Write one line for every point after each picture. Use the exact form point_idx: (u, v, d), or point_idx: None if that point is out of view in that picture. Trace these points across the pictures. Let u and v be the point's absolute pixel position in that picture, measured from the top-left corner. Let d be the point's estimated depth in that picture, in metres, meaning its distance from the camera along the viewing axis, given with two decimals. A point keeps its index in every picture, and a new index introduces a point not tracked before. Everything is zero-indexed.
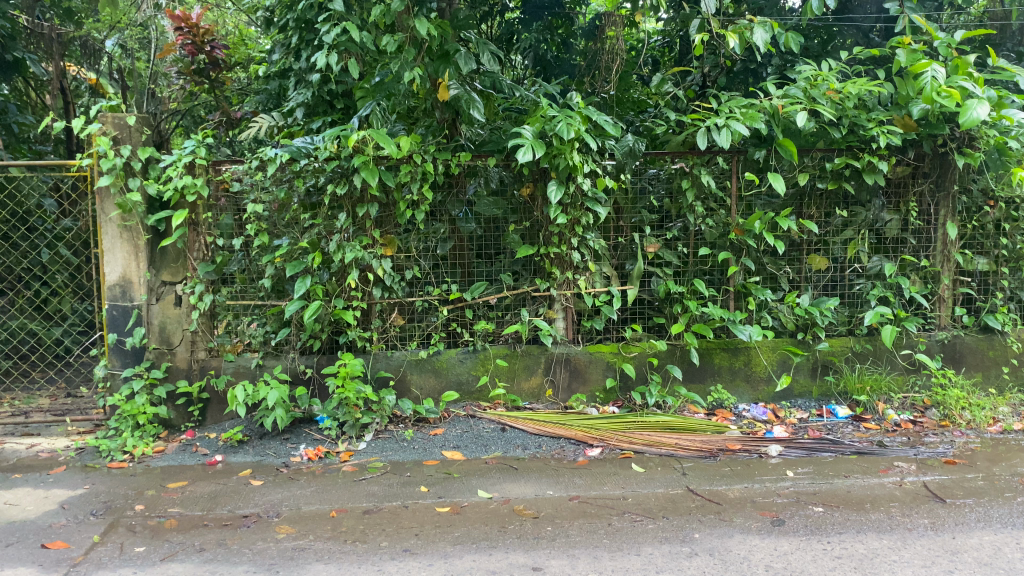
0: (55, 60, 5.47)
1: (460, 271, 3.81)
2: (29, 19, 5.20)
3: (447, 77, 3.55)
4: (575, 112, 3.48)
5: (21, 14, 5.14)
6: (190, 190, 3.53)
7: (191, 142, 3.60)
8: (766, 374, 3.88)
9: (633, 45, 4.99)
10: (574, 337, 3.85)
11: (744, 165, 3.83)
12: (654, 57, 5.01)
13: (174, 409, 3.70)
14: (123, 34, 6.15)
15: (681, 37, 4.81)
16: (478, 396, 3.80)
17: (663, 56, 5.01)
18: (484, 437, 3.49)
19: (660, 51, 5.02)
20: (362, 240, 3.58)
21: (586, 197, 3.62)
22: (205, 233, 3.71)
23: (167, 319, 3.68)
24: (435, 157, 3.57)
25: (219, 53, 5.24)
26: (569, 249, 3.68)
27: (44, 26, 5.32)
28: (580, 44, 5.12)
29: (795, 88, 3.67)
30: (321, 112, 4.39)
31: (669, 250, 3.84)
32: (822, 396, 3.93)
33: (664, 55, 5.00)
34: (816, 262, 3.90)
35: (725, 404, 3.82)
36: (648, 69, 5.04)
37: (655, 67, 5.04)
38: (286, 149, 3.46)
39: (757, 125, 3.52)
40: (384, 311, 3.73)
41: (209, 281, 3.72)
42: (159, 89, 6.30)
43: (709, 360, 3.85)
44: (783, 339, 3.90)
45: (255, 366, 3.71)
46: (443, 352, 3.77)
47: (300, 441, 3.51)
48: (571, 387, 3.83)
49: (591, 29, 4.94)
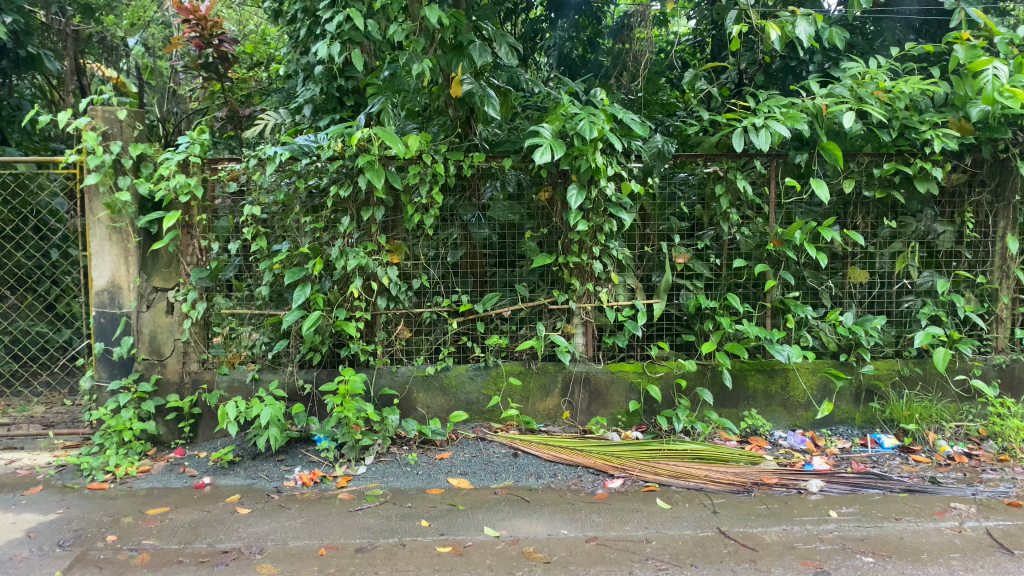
0: (71, 57, 5.25)
1: (473, 280, 3.53)
2: (46, 15, 5.01)
3: (461, 71, 3.28)
4: (599, 109, 3.20)
5: (39, 9, 4.93)
6: (183, 190, 3.28)
7: (186, 138, 3.33)
8: (806, 399, 3.55)
9: (663, 46, 4.68)
10: (594, 354, 3.54)
11: (785, 170, 3.51)
12: (682, 59, 4.66)
13: (163, 425, 3.44)
14: (145, 34, 6.05)
15: (715, 35, 4.44)
16: (490, 417, 3.51)
17: (692, 57, 4.65)
18: (494, 463, 3.19)
19: (690, 53, 4.66)
20: (367, 246, 3.31)
21: (609, 201, 3.33)
22: (200, 237, 3.46)
23: (158, 327, 3.43)
24: (447, 157, 3.28)
25: (228, 47, 4.93)
26: (590, 259, 3.38)
27: (61, 21, 5.10)
28: (607, 45, 4.81)
29: (841, 86, 3.37)
30: (330, 109, 4.09)
31: (700, 261, 3.54)
32: (866, 423, 3.58)
33: (695, 56, 4.64)
34: (855, 276, 3.57)
35: (760, 431, 3.48)
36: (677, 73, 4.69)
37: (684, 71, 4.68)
38: (286, 148, 3.19)
39: (799, 126, 3.22)
40: (390, 322, 3.46)
41: (204, 288, 3.46)
42: (180, 88, 6.06)
43: (743, 383, 3.52)
44: (825, 361, 3.56)
45: (250, 380, 3.45)
46: (452, 367, 3.48)
47: (295, 463, 3.24)
48: (591, 409, 3.52)
49: (619, 27, 4.63)
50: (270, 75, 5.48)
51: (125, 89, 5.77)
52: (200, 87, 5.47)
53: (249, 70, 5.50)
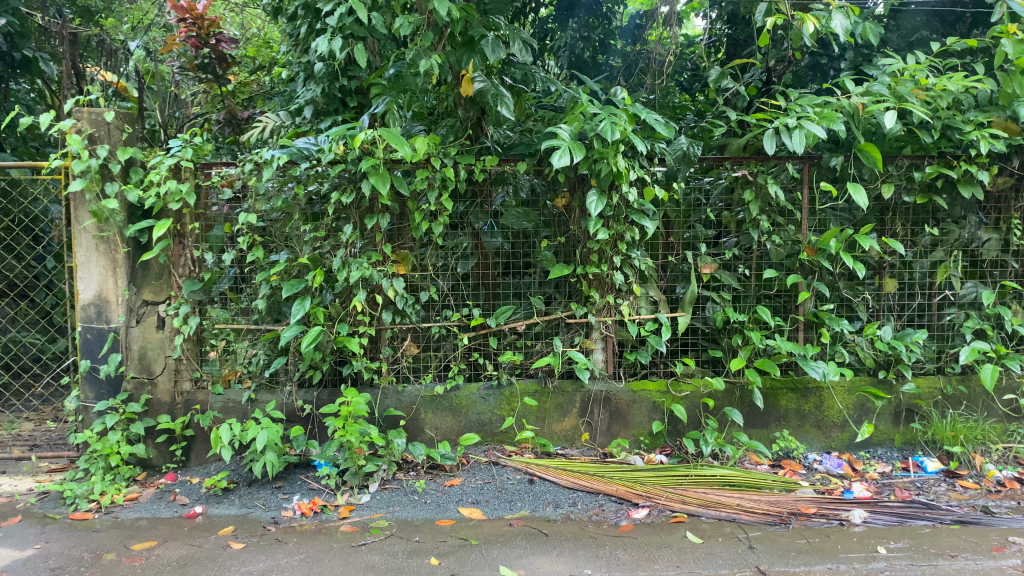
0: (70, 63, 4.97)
1: (485, 292, 3.30)
2: (43, 17, 4.79)
3: (472, 68, 3.07)
4: (620, 109, 2.98)
5: (36, 12, 4.73)
6: (174, 197, 3.07)
7: (177, 141, 3.11)
8: (842, 419, 3.30)
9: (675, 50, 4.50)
10: (615, 372, 3.31)
11: (819, 174, 3.28)
12: (694, 62, 4.38)
13: (154, 447, 3.21)
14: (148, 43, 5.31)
15: (732, 35, 4.18)
16: (503, 439, 3.28)
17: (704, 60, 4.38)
18: (508, 491, 2.95)
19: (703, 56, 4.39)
20: (371, 256, 3.09)
21: (631, 208, 3.10)
22: (192, 247, 3.24)
23: (148, 344, 3.21)
24: (457, 161, 3.07)
25: (226, 47, 4.70)
26: (610, 269, 3.16)
27: (58, 23, 4.85)
28: (620, 46, 4.59)
29: (878, 84, 3.15)
30: (332, 111, 3.87)
31: (727, 271, 3.30)
32: (906, 445, 3.34)
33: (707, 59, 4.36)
34: (883, 285, 3.35)
35: (793, 454, 3.24)
36: (688, 77, 4.41)
37: (694, 75, 4.41)
38: (285, 151, 3.01)
39: (835, 126, 3.00)
40: (395, 338, 3.22)
41: (197, 302, 3.24)
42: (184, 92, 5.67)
43: (775, 403, 3.28)
44: (862, 379, 3.32)
45: (246, 401, 3.23)
46: (463, 387, 3.25)
47: (294, 490, 3.00)
48: (611, 431, 3.29)
49: (633, 28, 4.54)
50: (271, 79, 5.25)
51: (129, 93, 5.45)
52: (198, 91, 5.25)
53: (249, 73, 5.28)
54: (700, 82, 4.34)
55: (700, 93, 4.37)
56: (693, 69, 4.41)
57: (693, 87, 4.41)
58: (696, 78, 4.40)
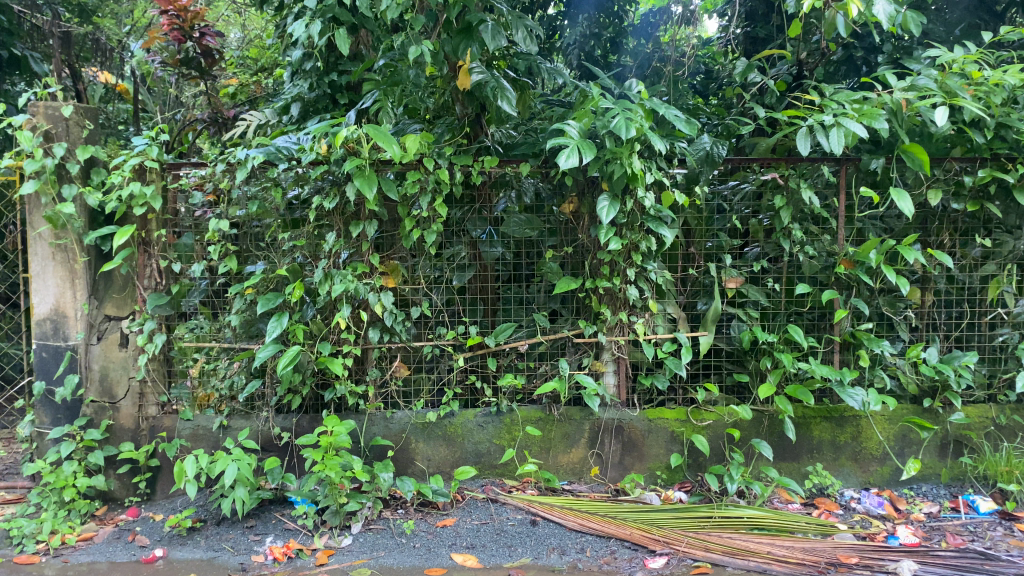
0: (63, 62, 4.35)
1: (483, 308, 2.97)
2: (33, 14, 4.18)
3: (470, 57, 2.72)
4: (635, 104, 2.66)
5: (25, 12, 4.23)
6: (138, 201, 2.75)
7: (142, 139, 2.79)
8: (881, 452, 2.95)
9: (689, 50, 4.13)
10: (628, 398, 2.97)
11: (857, 178, 2.94)
12: (704, 63, 4.03)
13: (116, 479, 2.88)
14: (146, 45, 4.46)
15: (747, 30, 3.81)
16: (503, 472, 2.95)
17: (717, 61, 4.03)
18: (507, 534, 2.61)
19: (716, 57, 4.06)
20: (357, 267, 2.77)
21: (647, 214, 2.76)
22: (158, 255, 2.89)
23: (110, 363, 2.90)
24: (452, 161, 2.75)
25: (211, 41, 4.23)
26: (624, 283, 2.82)
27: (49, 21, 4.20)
28: (633, 44, 4.27)
29: (924, 77, 2.81)
30: (322, 109, 3.56)
31: (755, 286, 2.96)
32: (954, 481, 2.97)
33: (720, 60, 4.01)
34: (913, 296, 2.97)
35: (828, 491, 2.89)
36: (701, 80, 4.08)
37: (708, 77, 4.08)
38: (262, 151, 2.67)
39: (877, 124, 2.67)
40: (383, 358, 2.89)
41: (163, 317, 2.92)
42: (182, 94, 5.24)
43: (807, 433, 2.94)
44: (904, 407, 2.97)
45: (216, 428, 2.89)
46: (458, 413, 2.92)
47: (267, 531, 2.66)
48: (624, 464, 2.95)
49: (647, 26, 4.29)
50: (272, 80, 4.83)
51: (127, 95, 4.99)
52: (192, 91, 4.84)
53: (250, 74, 4.94)
54: (716, 83, 4.00)
55: (716, 95, 4.03)
56: (707, 71, 4.08)
57: (707, 90, 4.07)
58: (710, 80, 4.06)
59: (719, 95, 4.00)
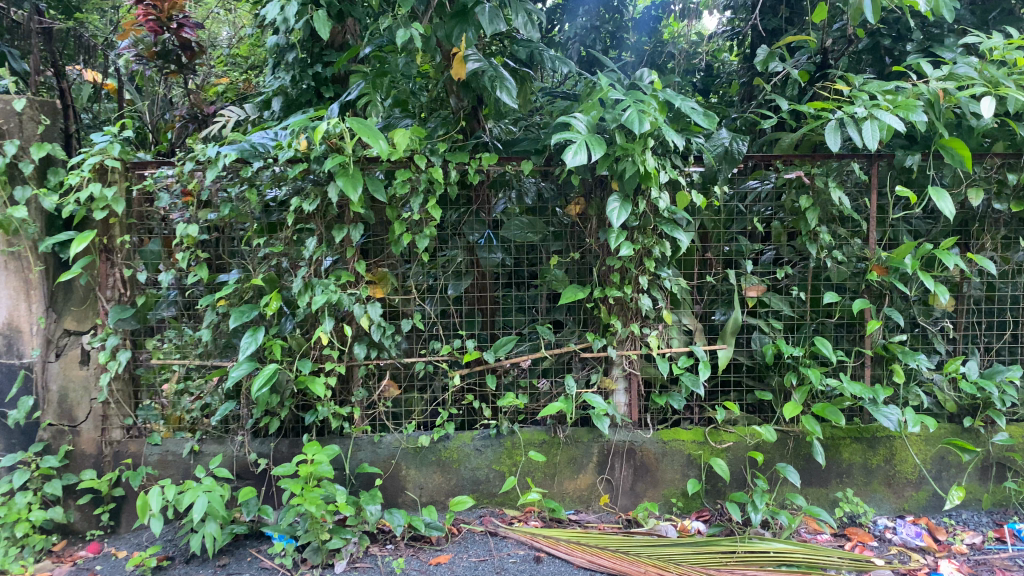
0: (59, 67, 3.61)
1: (481, 320, 2.71)
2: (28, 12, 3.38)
3: (465, 43, 2.45)
4: (648, 94, 2.40)
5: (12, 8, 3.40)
6: (98, 204, 2.48)
7: (103, 136, 2.52)
8: (918, 476, 2.70)
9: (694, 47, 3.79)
10: (640, 419, 2.71)
11: (891, 176, 2.68)
12: (707, 59, 3.73)
13: (76, 510, 2.61)
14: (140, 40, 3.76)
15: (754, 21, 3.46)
16: (503, 501, 2.69)
17: (719, 58, 3.74)
18: (508, 573, 2.31)
19: (717, 54, 3.76)
20: (340, 276, 2.50)
21: (660, 216, 2.50)
22: (121, 264, 2.63)
23: (69, 384, 2.63)
24: (447, 159, 2.49)
25: (190, 33, 3.76)
26: (635, 292, 2.56)
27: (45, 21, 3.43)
28: (634, 40, 3.91)
29: (963, 66, 2.56)
30: (305, 104, 3.28)
31: (778, 295, 2.71)
32: (998, 507, 2.70)
33: (723, 55, 3.72)
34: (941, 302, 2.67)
35: (861, 520, 2.63)
36: (701, 77, 3.78)
37: (709, 74, 3.78)
38: (236, 148, 2.41)
39: (915, 117, 2.41)
40: (370, 377, 2.63)
41: (128, 332, 2.65)
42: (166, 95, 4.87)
43: (836, 456, 2.68)
44: (942, 427, 2.71)
45: (186, 454, 2.62)
46: (453, 436, 2.66)
47: (240, 570, 2.37)
48: (636, 491, 2.69)
49: (648, 19, 3.94)
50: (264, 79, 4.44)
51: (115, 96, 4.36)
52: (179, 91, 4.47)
53: (240, 74, 4.61)
54: (719, 79, 3.70)
55: (718, 92, 3.70)
56: (707, 69, 3.79)
57: (708, 88, 3.77)
58: (711, 77, 3.76)
59: (722, 91, 3.68)
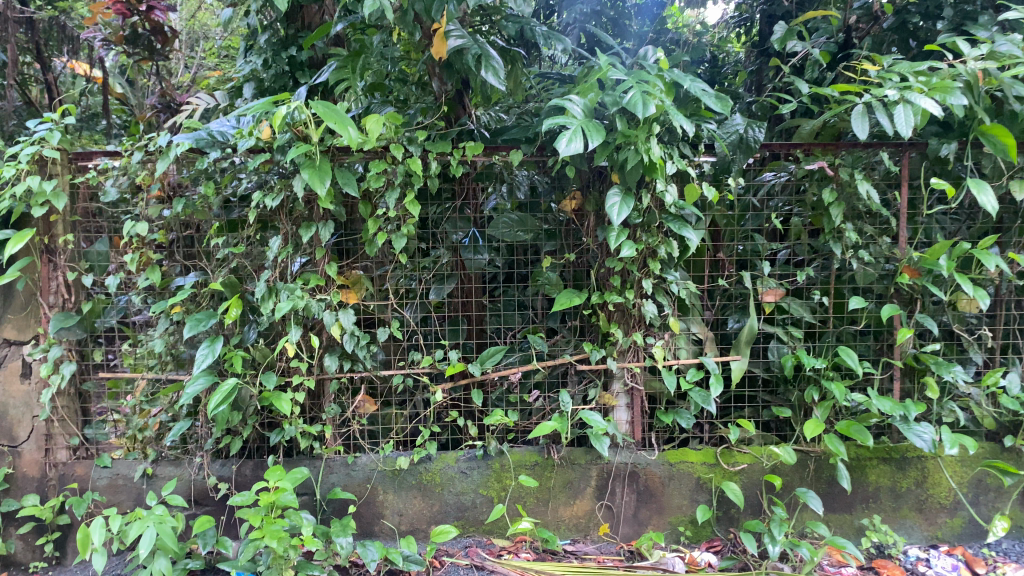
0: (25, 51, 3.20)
1: (466, 328, 2.45)
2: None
3: (445, 17, 2.16)
4: (653, 75, 2.12)
5: None
6: (36, 199, 2.21)
7: (44, 122, 2.25)
8: (953, 500, 2.42)
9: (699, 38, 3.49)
10: (644, 438, 2.44)
11: (923, 168, 2.41)
12: (711, 51, 3.42)
13: (16, 540, 2.34)
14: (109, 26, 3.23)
15: (765, 6, 3.17)
16: (492, 530, 2.42)
17: (723, 49, 3.44)
18: None
19: (721, 45, 3.46)
20: (308, 280, 2.23)
21: (666, 212, 2.23)
22: (65, 267, 2.36)
23: (7, 399, 2.37)
24: (427, 149, 2.22)
25: (163, 16, 3.19)
26: (639, 298, 2.28)
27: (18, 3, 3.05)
28: (636, 27, 3.55)
29: (1005, 44, 2.25)
30: (280, 91, 3.00)
31: (797, 300, 2.44)
32: None
33: (728, 47, 3.43)
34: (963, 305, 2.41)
35: (890, 551, 2.35)
36: (705, 70, 3.45)
37: (712, 67, 3.46)
38: (189, 137, 2.13)
39: (954, 100, 2.13)
40: (344, 392, 2.37)
41: (74, 342, 2.39)
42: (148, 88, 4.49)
43: (862, 479, 2.42)
44: (980, 447, 2.44)
45: (138, 477, 2.36)
46: (436, 457, 2.40)
47: None
48: (639, 517, 2.42)
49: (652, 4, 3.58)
50: None
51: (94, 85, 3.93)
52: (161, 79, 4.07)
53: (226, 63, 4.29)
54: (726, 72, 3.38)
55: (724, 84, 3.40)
56: (711, 61, 3.46)
57: (713, 80, 3.45)
58: (717, 69, 3.44)
59: (728, 84, 3.37)
